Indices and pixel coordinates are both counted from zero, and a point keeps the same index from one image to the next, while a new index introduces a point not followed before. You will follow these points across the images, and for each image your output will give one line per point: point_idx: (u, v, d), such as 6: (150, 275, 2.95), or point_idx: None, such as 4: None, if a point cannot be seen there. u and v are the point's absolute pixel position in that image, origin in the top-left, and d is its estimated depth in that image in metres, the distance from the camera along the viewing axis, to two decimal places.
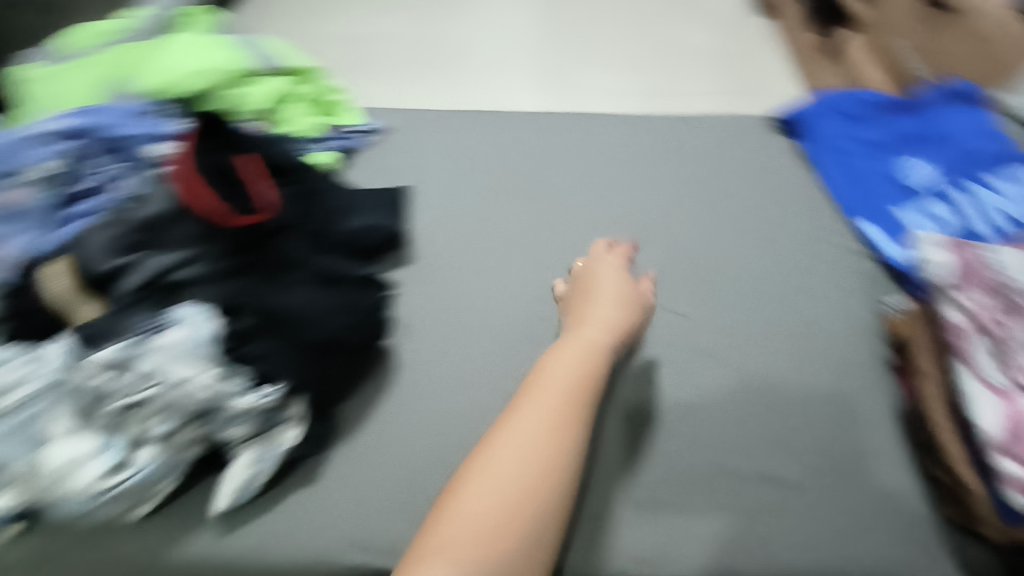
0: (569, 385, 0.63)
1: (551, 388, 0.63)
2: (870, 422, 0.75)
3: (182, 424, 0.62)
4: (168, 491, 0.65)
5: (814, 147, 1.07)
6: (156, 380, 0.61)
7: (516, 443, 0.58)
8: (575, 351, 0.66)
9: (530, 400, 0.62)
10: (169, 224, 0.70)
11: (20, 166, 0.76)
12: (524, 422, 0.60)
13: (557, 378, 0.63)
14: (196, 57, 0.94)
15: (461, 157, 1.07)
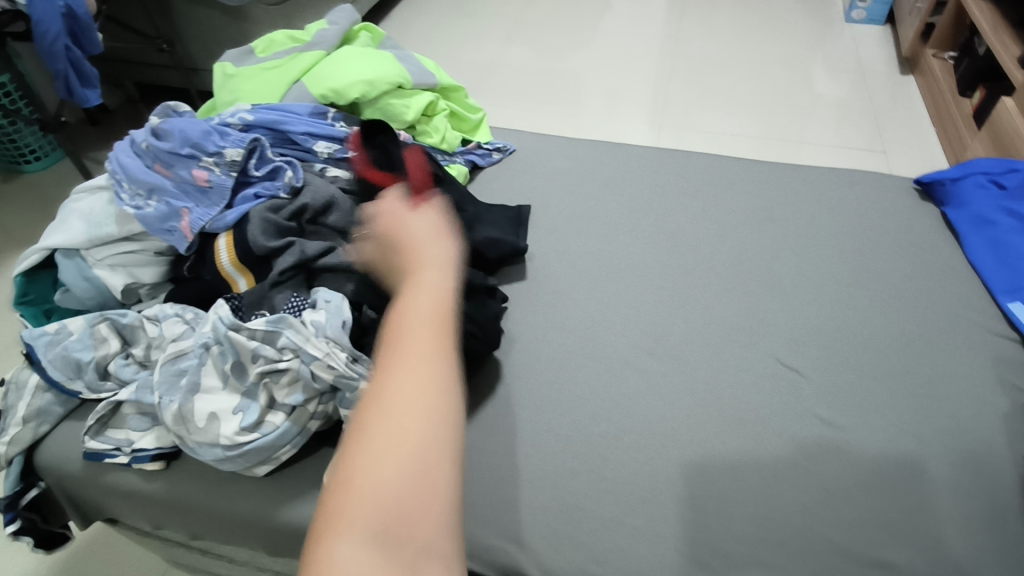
0: (431, 324, 0.44)
1: (420, 319, 0.44)
2: (998, 518, 0.68)
3: (305, 399, 0.70)
4: (284, 459, 0.71)
5: (966, 217, 0.98)
6: (293, 354, 0.69)
7: (403, 406, 0.40)
8: (448, 256, 0.51)
9: (403, 352, 0.43)
10: (315, 225, 0.81)
11: (213, 149, 0.79)
12: (394, 389, 0.41)
13: (414, 317, 0.45)
14: (362, 68, 0.95)
15: (583, 185, 1.09)
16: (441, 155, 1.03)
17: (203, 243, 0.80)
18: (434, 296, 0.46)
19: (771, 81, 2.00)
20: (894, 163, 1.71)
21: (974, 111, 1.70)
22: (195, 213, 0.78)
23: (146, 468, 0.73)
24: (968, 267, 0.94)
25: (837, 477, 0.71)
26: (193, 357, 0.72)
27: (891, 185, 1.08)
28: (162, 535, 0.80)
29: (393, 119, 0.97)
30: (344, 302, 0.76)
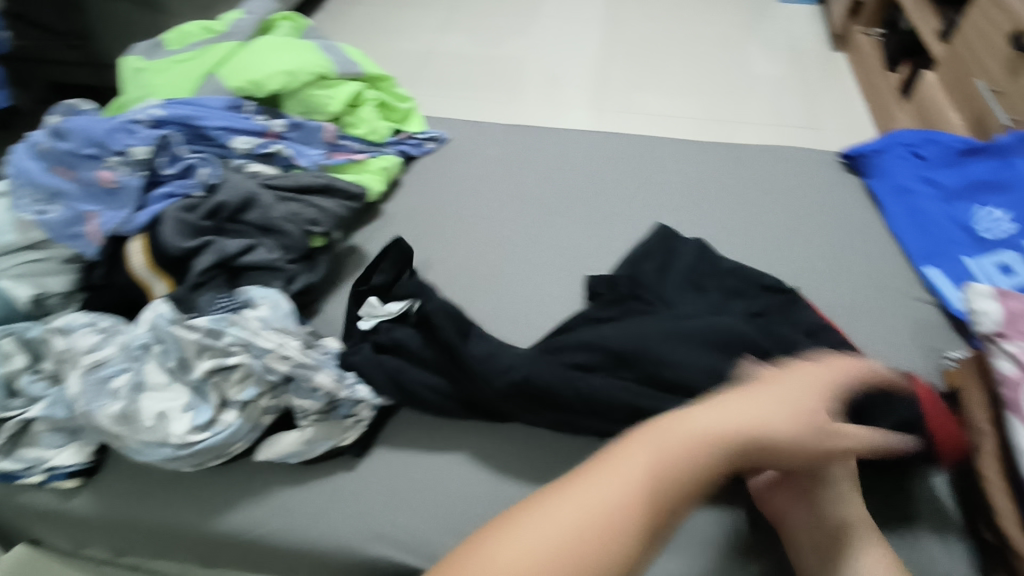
0: (694, 452, 0.43)
1: (701, 434, 0.44)
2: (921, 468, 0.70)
3: (257, 395, 0.67)
4: (237, 454, 0.67)
5: (882, 187, 1.02)
6: (242, 349, 0.67)
7: (641, 485, 0.41)
8: (791, 417, 0.47)
9: (653, 446, 0.44)
10: (239, 226, 0.79)
11: (118, 148, 0.76)
12: (688, 432, 0.44)
13: (686, 436, 0.44)
14: (281, 58, 0.92)
15: (519, 171, 1.09)
16: (369, 147, 1.01)
17: (114, 247, 0.77)
18: (646, 449, 0.43)
19: (708, 63, 2.03)
20: (828, 138, 1.76)
21: (901, 84, 1.76)
22: (104, 216, 0.74)
23: (63, 486, 0.70)
24: (889, 236, 0.97)
25: None
26: (115, 364, 0.69)
27: (817, 160, 1.11)
28: (86, 553, 0.76)
29: (316, 111, 0.94)
30: (279, 301, 0.74)
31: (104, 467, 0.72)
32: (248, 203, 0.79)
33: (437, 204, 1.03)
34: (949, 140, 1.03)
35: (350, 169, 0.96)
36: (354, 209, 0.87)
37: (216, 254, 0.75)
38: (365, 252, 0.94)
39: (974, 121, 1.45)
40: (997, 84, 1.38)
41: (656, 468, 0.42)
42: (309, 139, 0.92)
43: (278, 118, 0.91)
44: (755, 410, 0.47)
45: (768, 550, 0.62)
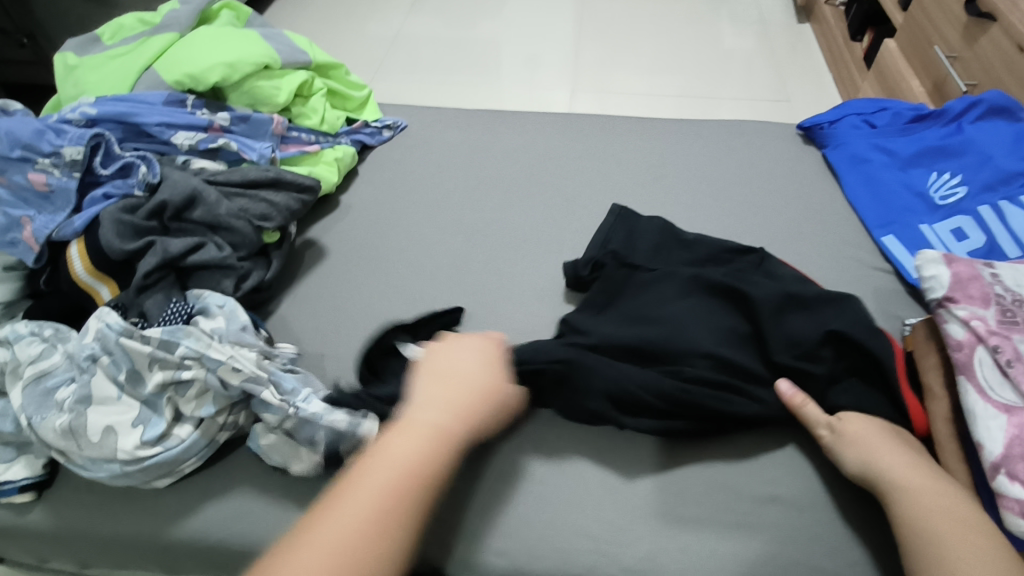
0: (405, 478, 0.51)
1: (408, 460, 0.52)
2: None
3: (213, 411, 0.65)
4: (189, 471, 0.66)
5: (839, 156, 1.02)
6: (197, 362, 0.64)
7: (365, 510, 0.48)
8: (438, 427, 0.55)
9: (376, 482, 0.50)
10: (186, 227, 0.76)
11: (48, 149, 0.72)
12: (399, 450, 0.52)
13: (392, 465, 0.51)
14: (220, 50, 0.88)
15: (478, 156, 1.07)
16: (321, 137, 0.98)
17: (55, 252, 0.74)
18: (391, 451, 0.52)
19: (677, 38, 2.01)
20: (795, 110, 1.77)
21: (864, 54, 1.76)
22: (38, 221, 0.71)
23: (15, 501, 0.68)
24: (846, 205, 0.97)
25: None
26: (59, 374, 0.68)
27: (777, 132, 1.11)
28: (52, 565, 0.75)
29: (263, 102, 0.91)
30: (231, 310, 0.72)
31: (57, 480, 0.70)
32: (193, 201, 0.76)
33: (395, 193, 1.01)
34: (898, 108, 1.04)
35: (303, 161, 0.94)
36: (306, 202, 0.85)
37: (163, 256, 0.72)
38: (321, 246, 0.93)
39: (935, 88, 1.46)
40: (955, 50, 1.39)
41: (404, 466, 0.51)
42: (256, 131, 0.89)
43: (223, 111, 0.87)
44: (428, 402, 0.57)
45: (726, 517, 0.63)
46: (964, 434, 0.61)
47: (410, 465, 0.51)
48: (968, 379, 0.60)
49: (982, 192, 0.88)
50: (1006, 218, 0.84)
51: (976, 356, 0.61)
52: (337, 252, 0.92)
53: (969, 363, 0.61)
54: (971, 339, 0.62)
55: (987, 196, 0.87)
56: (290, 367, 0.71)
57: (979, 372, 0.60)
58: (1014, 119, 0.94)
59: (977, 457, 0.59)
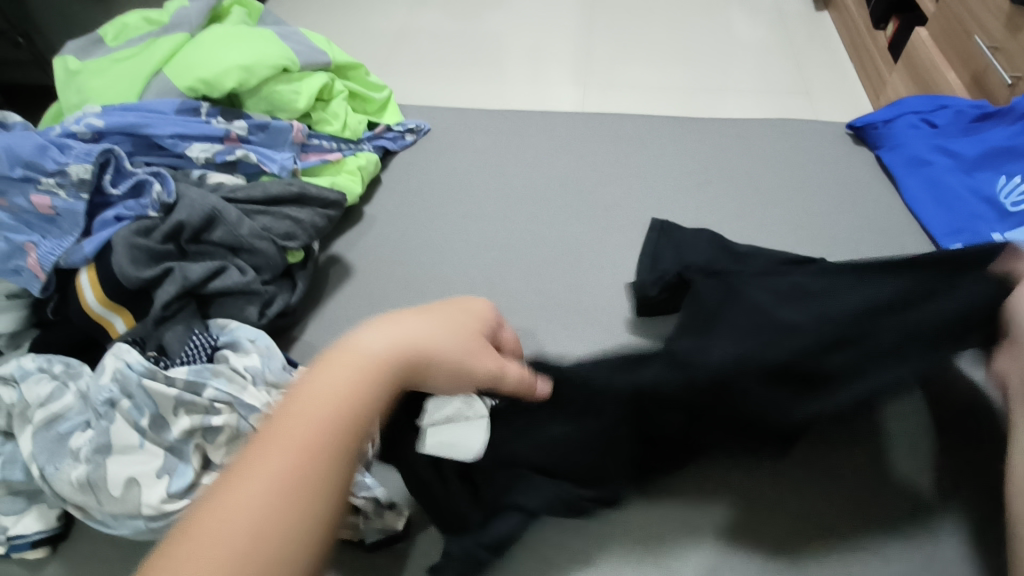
0: (321, 434, 0.35)
1: (325, 409, 0.36)
2: None
3: None
4: None
5: (895, 159, 0.96)
6: (228, 407, 0.59)
7: (264, 479, 0.33)
8: (378, 364, 0.39)
9: (283, 441, 0.35)
10: (207, 250, 0.70)
11: (53, 167, 0.65)
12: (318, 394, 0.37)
13: (309, 416, 0.36)
14: (235, 51, 0.81)
15: (506, 161, 1.01)
16: (343, 144, 0.92)
17: (63, 280, 0.67)
18: (340, 368, 0.38)
19: (692, 27, 1.94)
20: (819, 104, 1.69)
21: (890, 45, 1.67)
22: (43, 246, 0.65)
23: (27, 558, 0.62)
24: (906, 211, 0.91)
25: None
26: (72, 418, 0.62)
27: (822, 132, 1.05)
28: None
29: (282, 109, 0.84)
30: (261, 347, 0.66)
31: (73, 531, 0.64)
32: (213, 222, 0.69)
33: (420, 202, 0.94)
34: (960, 105, 0.97)
35: (325, 171, 0.87)
36: (331, 218, 0.78)
37: (184, 285, 0.66)
38: (347, 263, 0.86)
39: (971, 81, 1.39)
40: (996, 41, 1.30)
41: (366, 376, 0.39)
42: (276, 141, 0.82)
43: (240, 119, 0.80)
44: (421, 336, 0.43)
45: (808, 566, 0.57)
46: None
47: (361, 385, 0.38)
48: None
49: None
50: None
51: None
52: (363, 269, 0.86)
53: None
54: None
55: None
56: None
57: None
58: None
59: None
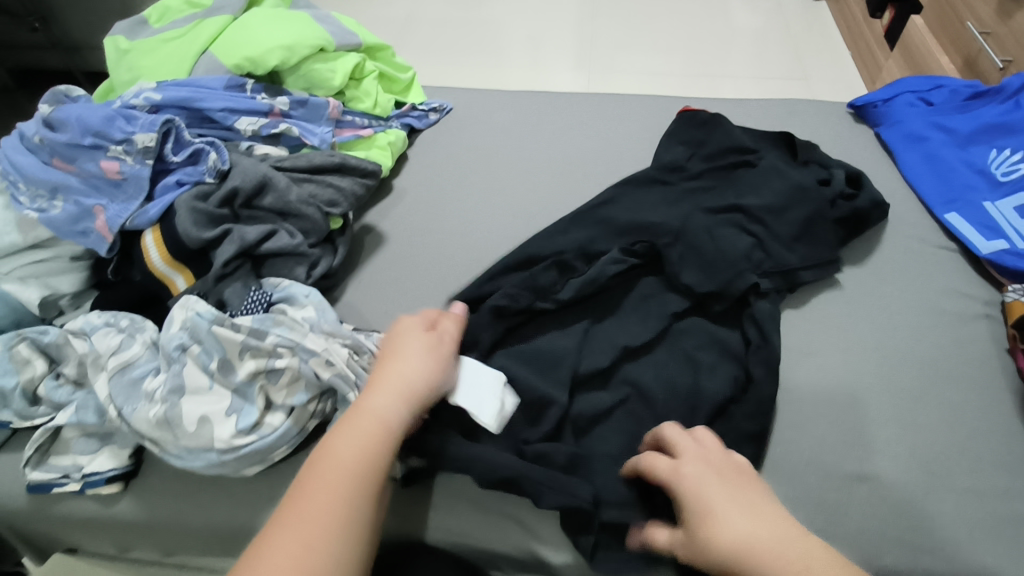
0: (358, 461, 0.52)
1: (361, 443, 0.53)
2: (953, 402, 0.71)
3: (306, 401, 0.64)
4: (279, 459, 0.66)
5: (893, 134, 1.02)
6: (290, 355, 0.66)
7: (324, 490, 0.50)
8: (395, 396, 0.56)
9: (334, 465, 0.52)
10: (258, 215, 0.75)
11: (120, 136, 0.71)
12: (351, 437, 0.53)
13: (349, 451, 0.53)
14: (276, 31, 0.86)
15: (524, 137, 1.06)
16: (374, 121, 0.96)
17: (127, 242, 0.73)
18: (361, 435, 0.54)
19: (691, 14, 1.98)
20: (815, 90, 1.75)
21: (885, 32, 1.71)
22: (111, 210, 0.71)
23: (102, 493, 0.68)
24: (905, 183, 0.97)
25: (801, 385, 0.72)
26: (144, 364, 0.67)
27: (826, 110, 1.10)
28: (131, 555, 0.77)
29: (319, 87, 0.89)
30: (312, 302, 0.71)
31: (143, 469, 0.70)
32: (264, 188, 0.75)
33: (444, 176, 0.99)
34: (954, 85, 1.05)
35: (358, 146, 0.92)
36: (369, 187, 0.84)
37: (241, 245, 0.71)
38: (380, 232, 0.91)
39: (965, 64, 1.44)
40: (988, 27, 1.35)
41: (375, 442, 0.54)
42: (315, 115, 0.87)
43: (281, 95, 0.85)
44: (420, 365, 0.59)
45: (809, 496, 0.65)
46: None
47: (373, 451, 0.53)
48: None
49: None
50: None
51: None
52: (395, 237, 0.91)
53: None
54: None
55: None
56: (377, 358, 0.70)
57: None
58: None
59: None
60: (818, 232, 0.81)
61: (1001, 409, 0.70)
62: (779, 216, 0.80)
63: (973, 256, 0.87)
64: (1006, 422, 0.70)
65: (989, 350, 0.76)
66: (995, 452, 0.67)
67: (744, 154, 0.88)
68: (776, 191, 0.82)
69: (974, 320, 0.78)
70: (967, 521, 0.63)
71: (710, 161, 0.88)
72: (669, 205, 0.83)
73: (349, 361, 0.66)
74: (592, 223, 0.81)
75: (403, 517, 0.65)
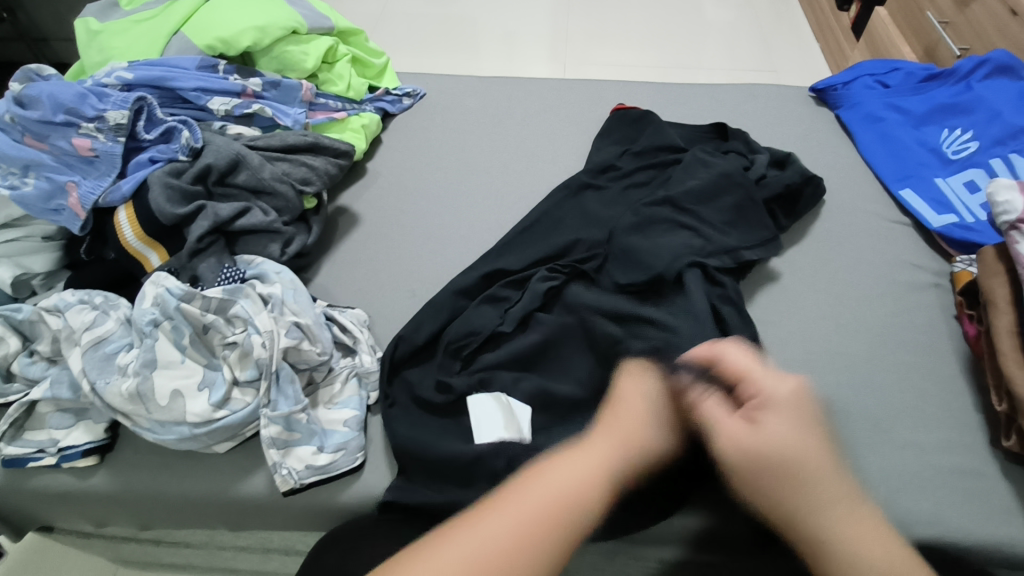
0: (555, 513, 0.40)
1: (567, 487, 0.41)
2: (904, 363, 0.75)
3: (278, 376, 0.66)
4: (250, 435, 0.67)
5: (852, 116, 1.05)
6: (243, 324, 0.67)
7: (504, 528, 0.39)
8: (628, 439, 0.45)
9: (521, 505, 0.40)
10: (231, 193, 0.76)
11: (92, 113, 0.72)
12: (557, 474, 0.42)
13: (548, 494, 0.41)
14: (248, 13, 0.87)
15: (495, 121, 1.07)
16: (347, 104, 0.97)
17: (100, 221, 0.74)
18: (587, 460, 0.43)
19: (663, 8, 2.01)
20: (784, 80, 1.79)
21: (851, 23, 1.75)
22: (84, 186, 0.72)
23: (77, 466, 0.69)
24: (862, 163, 1.00)
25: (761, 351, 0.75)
26: (117, 339, 0.68)
27: (790, 95, 1.14)
28: (107, 532, 0.80)
29: (292, 68, 0.90)
30: (282, 278, 0.72)
31: (118, 443, 0.70)
32: (236, 167, 0.76)
33: (417, 159, 1.01)
34: (911, 68, 1.09)
35: (331, 128, 0.93)
36: (342, 167, 0.85)
37: (214, 221, 0.72)
38: (354, 212, 0.92)
39: (926, 53, 1.49)
40: (947, 16, 1.40)
41: (607, 473, 0.43)
42: (288, 96, 0.88)
43: (254, 76, 0.86)
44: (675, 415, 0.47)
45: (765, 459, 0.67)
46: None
47: (600, 488, 0.42)
48: None
49: (989, 143, 0.92)
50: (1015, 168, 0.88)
51: None
52: (369, 218, 0.92)
53: None
54: None
55: (994, 146, 0.91)
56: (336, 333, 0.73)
57: None
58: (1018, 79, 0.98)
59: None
60: (749, 216, 0.83)
61: (949, 368, 0.74)
62: (708, 206, 0.81)
63: (925, 229, 0.90)
64: (953, 380, 0.73)
65: (938, 315, 0.80)
66: (941, 408, 0.71)
67: (677, 153, 0.90)
68: (704, 182, 0.83)
69: (925, 289, 0.82)
70: (919, 473, 0.66)
71: (646, 162, 0.90)
72: (609, 204, 0.84)
73: (316, 336, 0.69)
74: (530, 227, 0.83)
75: (380, 483, 0.67)
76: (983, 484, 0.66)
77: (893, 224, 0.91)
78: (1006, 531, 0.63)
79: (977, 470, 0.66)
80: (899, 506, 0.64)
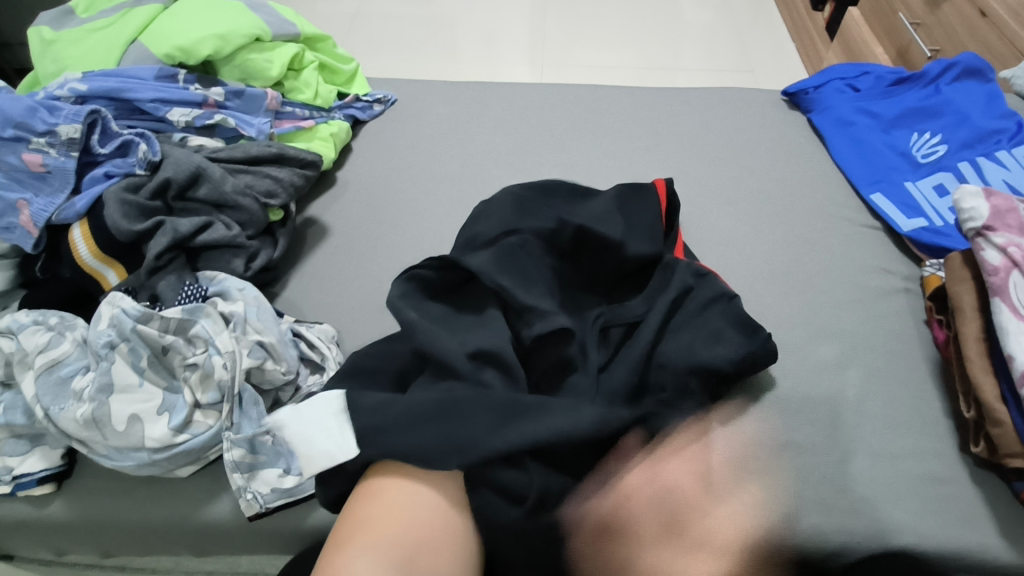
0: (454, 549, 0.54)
1: None
2: (877, 369, 0.75)
3: (241, 397, 0.64)
4: (215, 458, 0.65)
5: (824, 118, 1.05)
6: (204, 344, 0.65)
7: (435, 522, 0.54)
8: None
9: None
10: (193, 208, 0.74)
11: (42, 128, 0.70)
12: None
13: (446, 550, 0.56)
14: (206, 20, 0.84)
15: (468, 127, 1.06)
16: (315, 112, 0.95)
17: (54, 238, 0.72)
18: None
19: (641, 9, 2.01)
20: (762, 81, 1.79)
21: (826, 24, 1.76)
22: (36, 204, 0.69)
23: (34, 494, 0.66)
24: (835, 166, 1.00)
25: None
26: (73, 362, 0.65)
27: (764, 99, 1.14)
28: (70, 558, 0.77)
29: (256, 77, 0.88)
30: (247, 295, 0.71)
31: (76, 470, 0.68)
32: (197, 182, 0.74)
33: (389, 167, 0.99)
34: (879, 72, 1.10)
35: (298, 137, 0.91)
36: (309, 178, 0.83)
37: (174, 235, 0.70)
38: (323, 224, 0.90)
39: (898, 55, 1.50)
40: (918, 18, 1.41)
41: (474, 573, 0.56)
42: (252, 105, 0.85)
43: (216, 86, 0.84)
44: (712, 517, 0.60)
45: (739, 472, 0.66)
46: (993, 350, 0.66)
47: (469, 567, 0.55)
48: (998, 294, 0.65)
49: (956, 148, 0.94)
50: (983, 173, 0.89)
51: (1011, 280, 0.65)
52: (339, 229, 0.90)
53: (1002, 287, 0.65)
54: (1006, 264, 0.67)
55: (961, 151, 0.93)
56: (301, 349, 0.71)
57: (1006, 289, 0.65)
58: (986, 81, 1.01)
59: (1005, 370, 0.64)
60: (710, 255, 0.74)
61: (921, 374, 0.74)
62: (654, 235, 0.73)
63: (895, 233, 0.90)
64: (925, 385, 0.74)
65: (911, 320, 0.80)
66: (913, 414, 0.71)
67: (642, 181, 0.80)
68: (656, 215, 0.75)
69: (897, 294, 0.83)
70: (892, 480, 0.66)
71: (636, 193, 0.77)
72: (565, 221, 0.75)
73: (280, 355, 0.67)
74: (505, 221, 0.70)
75: None
76: (955, 489, 0.66)
77: (864, 229, 0.91)
78: (977, 539, 0.63)
79: (947, 476, 0.67)
80: (871, 514, 0.64)
